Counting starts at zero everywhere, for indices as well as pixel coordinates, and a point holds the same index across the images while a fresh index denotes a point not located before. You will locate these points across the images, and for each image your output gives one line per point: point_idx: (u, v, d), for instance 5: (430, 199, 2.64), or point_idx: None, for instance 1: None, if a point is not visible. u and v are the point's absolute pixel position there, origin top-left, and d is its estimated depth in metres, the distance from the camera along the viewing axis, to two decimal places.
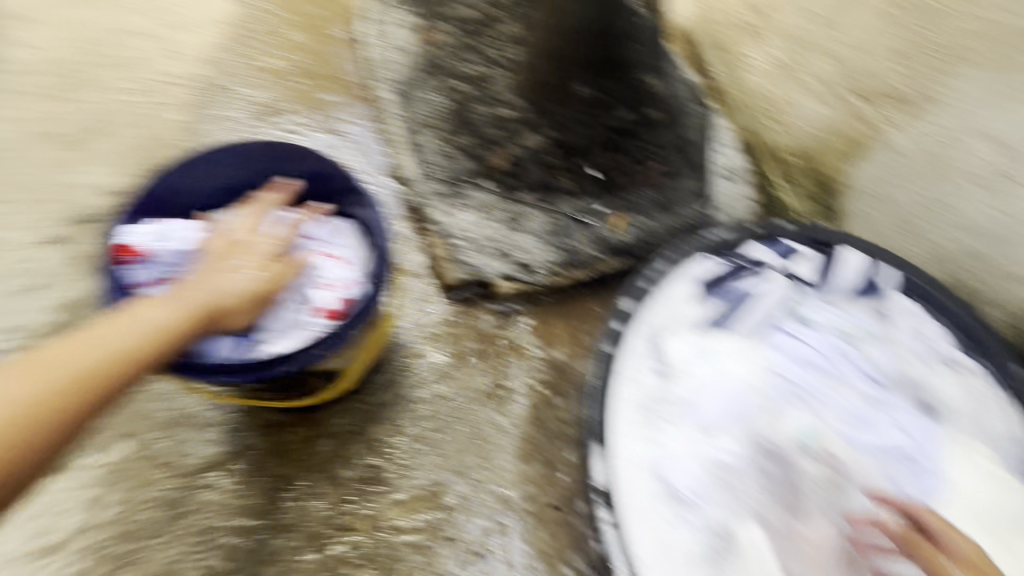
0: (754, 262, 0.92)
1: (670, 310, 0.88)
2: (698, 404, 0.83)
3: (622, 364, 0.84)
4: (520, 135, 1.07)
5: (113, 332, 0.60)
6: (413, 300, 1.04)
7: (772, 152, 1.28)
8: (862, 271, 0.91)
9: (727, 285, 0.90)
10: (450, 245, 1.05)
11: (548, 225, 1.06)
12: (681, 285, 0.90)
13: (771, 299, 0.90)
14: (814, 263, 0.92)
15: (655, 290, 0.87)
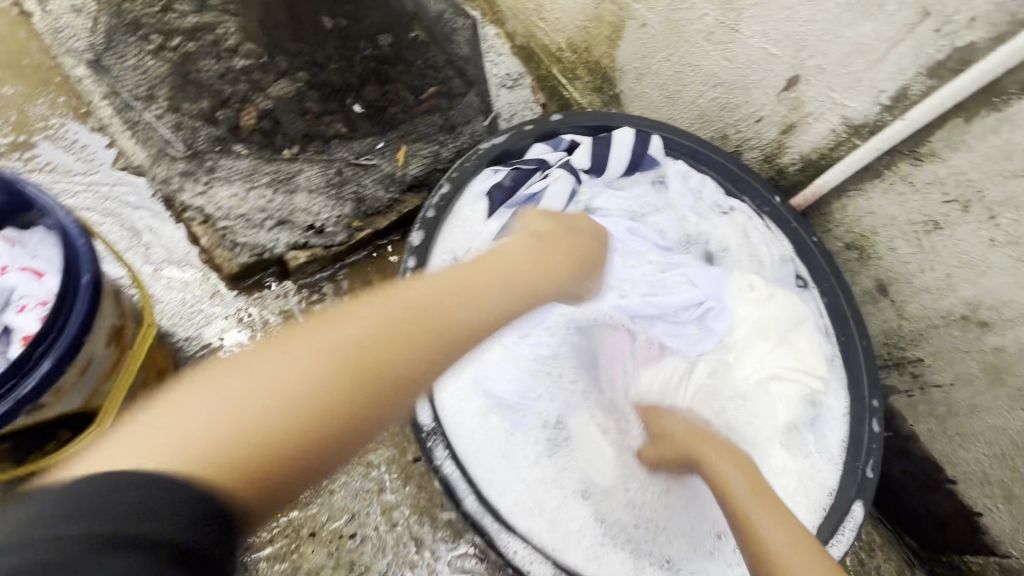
0: (537, 164, 0.96)
1: (466, 231, 0.91)
2: (511, 315, 0.88)
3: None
4: (266, 86, 0.97)
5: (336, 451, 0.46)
6: (201, 301, 0.91)
7: (549, 52, 1.35)
8: (633, 148, 0.97)
9: (514, 192, 0.93)
10: (216, 229, 0.89)
11: (324, 177, 0.94)
12: (472, 205, 0.93)
13: (558, 194, 0.93)
14: (589, 150, 0.97)
15: (444, 216, 0.89)
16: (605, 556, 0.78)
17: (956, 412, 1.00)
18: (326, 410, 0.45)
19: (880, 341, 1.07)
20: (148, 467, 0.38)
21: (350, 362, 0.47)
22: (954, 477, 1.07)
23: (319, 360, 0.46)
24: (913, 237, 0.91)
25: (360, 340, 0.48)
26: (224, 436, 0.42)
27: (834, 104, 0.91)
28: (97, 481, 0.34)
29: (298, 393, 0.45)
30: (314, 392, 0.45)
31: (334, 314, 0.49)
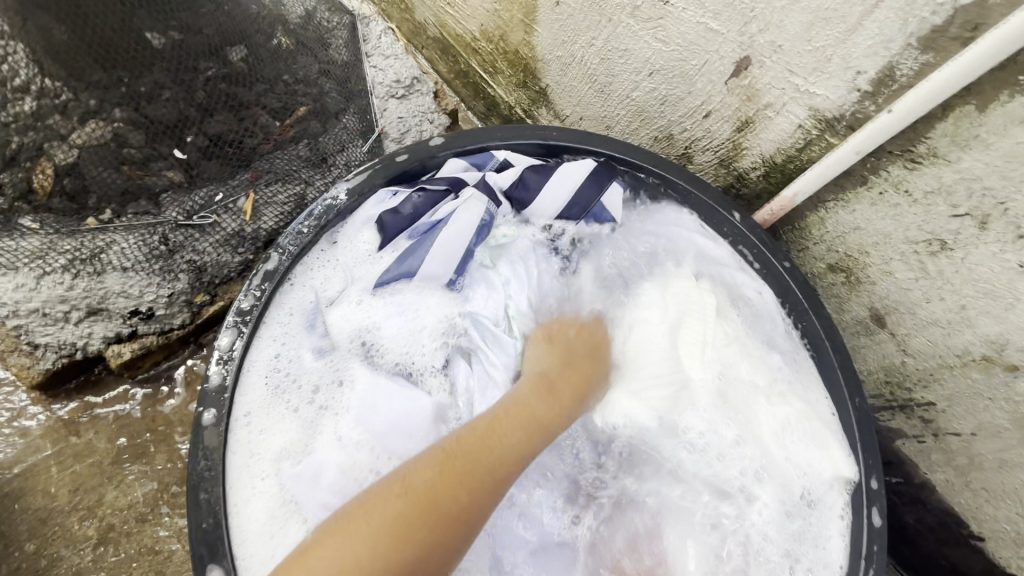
0: (449, 183, 0.70)
1: (320, 291, 0.68)
2: (365, 420, 0.63)
3: (253, 397, 0.62)
4: (65, 131, 0.74)
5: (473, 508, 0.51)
6: (5, 419, 0.72)
7: (463, 43, 1.11)
8: (580, 185, 0.72)
9: (410, 222, 0.68)
10: (6, 329, 0.69)
11: (140, 250, 0.71)
12: (325, 258, 0.68)
13: (465, 229, 0.69)
14: (519, 174, 0.72)
15: (277, 285, 0.65)
16: None
17: (980, 465, 0.80)
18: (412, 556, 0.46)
19: (880, 379, 0.84)
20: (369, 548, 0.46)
21: (399, 510, 0.47)
22: (980, 533, 0.88)
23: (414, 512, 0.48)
24: (911, 258, 0.69)
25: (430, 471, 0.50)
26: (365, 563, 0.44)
27: (797, 93, 0.68)
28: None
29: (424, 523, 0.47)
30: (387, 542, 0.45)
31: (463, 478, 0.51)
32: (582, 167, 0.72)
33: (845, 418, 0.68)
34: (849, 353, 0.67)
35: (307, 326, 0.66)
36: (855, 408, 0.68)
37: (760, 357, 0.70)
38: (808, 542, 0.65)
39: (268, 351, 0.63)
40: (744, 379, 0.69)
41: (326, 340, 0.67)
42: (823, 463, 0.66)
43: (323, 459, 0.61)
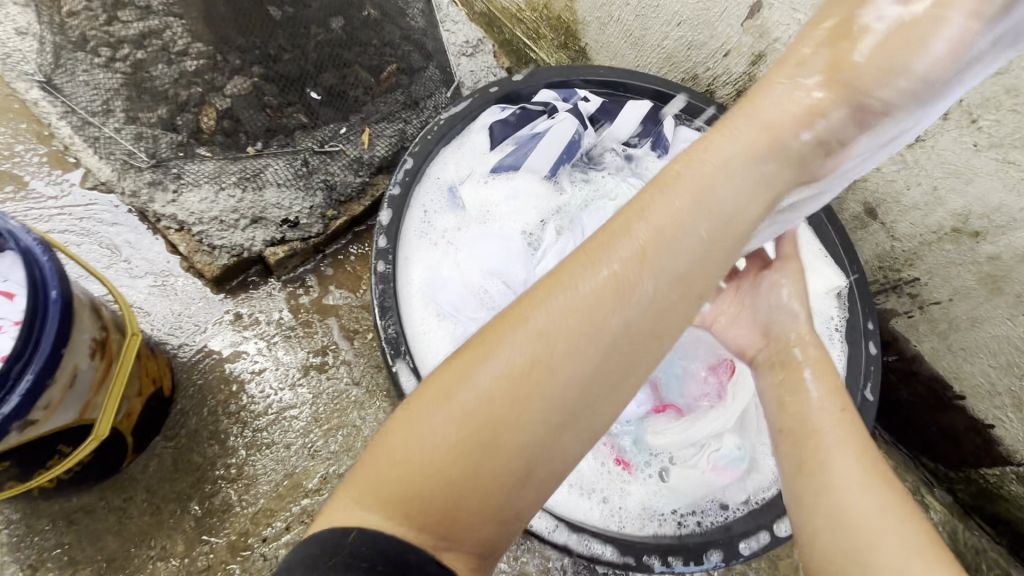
0: (543, 106, 0.91)
1: (446, 177, 0.87)
2: (473, 258, 0.84)
3: (407, 241, 0.83)
4: (220, 85, 0.92)
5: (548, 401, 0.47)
6: (188, 308, 0.92)
7: (507, 14, 1.29)
8: (643, 114, 0.93)
9: (519, 129, 0.89)
10: (192, 235, 0.90)
11: (289, 170, 0.94)
12: (447, 156, 0.88)
13: (560, 138, 0.89)
14: (597, 107, 0.93)
15: (417, 172, 0.83)
16: (576, 504, 0.75)
17: (958, 327, 0.98)
18: (489, 470, 0.46)
19: (875, 266, 1.04)
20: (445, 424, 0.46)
21: (464, 416, 0.46)
22: (962, 393, 1.05)
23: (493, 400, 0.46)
24: (894, 153, 0.88)
25: (492, 379, 0.46)
26: (441, 463, 0.45)
27: (800, 26, 0.87)
28: (364, 532, 0.44)
29: (493, 432, 0.46)
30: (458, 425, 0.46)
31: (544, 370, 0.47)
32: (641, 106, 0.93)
33: (839, 265, 0.89)
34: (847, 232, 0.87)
35: (444, 190, 0.87)
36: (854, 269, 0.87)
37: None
38: None
39: (414, 217, 0.83)
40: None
41: (456, 209, 0.87)
42: (818, 291, 0.90)
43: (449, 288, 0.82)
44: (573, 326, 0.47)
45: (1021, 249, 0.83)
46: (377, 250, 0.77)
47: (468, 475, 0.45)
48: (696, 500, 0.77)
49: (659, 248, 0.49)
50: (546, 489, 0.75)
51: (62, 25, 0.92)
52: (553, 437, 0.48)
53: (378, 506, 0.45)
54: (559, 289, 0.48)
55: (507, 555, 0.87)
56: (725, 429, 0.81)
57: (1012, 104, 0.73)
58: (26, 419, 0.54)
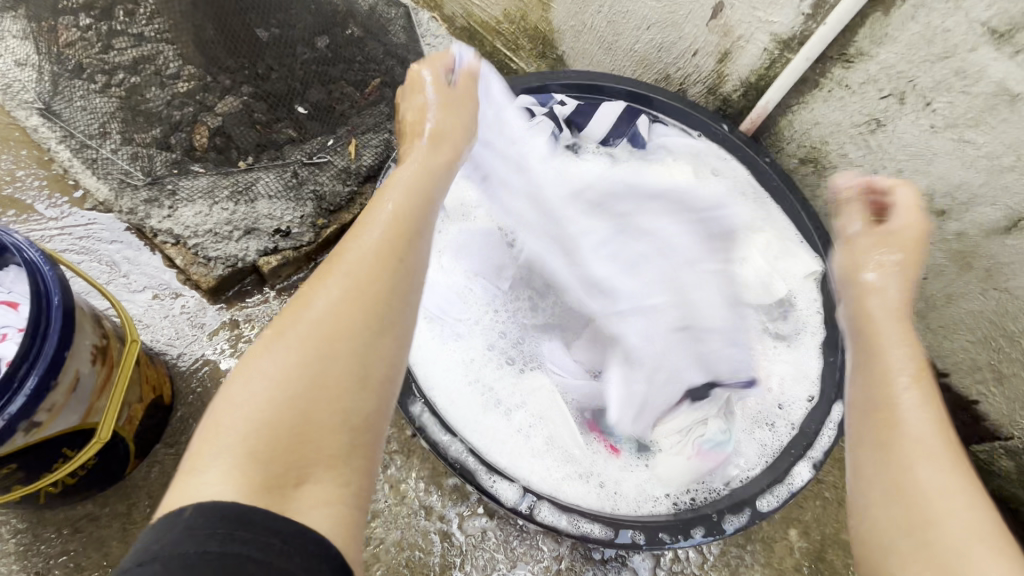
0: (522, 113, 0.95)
1: None
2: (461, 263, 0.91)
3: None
4: (211, 105, 0.97)
5: (344, 363, 0.47)
6: (185, 319, 0.95)
7: (486, 26, 1.33)
8: (618, 119, 0.99)
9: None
10: (188, 248, 0.94)
11: (279, 182, 0.98)
12: None
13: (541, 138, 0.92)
14: (575, 109, 0.98)
15: None
16: (569, 488, 0.78)
17: (935, 305, 1.01)
18: (323, 404, 0.45)
19: None
20: (247, 398, 0.44)
21: (270, 388, 0.45)
22: (945, 370, 1.06)
23: (290, 365, 0.45)
24: (859, 139, 0.92)
25: (295, 337, 0.46)
26: (258, 425, 0.43)
27: (761, 23, 0.90)
28: (202, 503, 0.40)
29: (313, 374, 0.45)
30: (268, 395, 0.44)
31: (337, 334, 0.47)
32: (618, 104, 0.97)
33: (812, 238, 0.91)
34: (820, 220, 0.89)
35: None
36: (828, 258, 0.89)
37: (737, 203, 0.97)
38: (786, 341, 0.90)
39: None
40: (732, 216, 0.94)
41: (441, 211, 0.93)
42: (798, 274, 0.91)
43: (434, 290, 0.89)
44: (365, 276, 0.50)
45: (985, 224, 0.87)
46: None
47: (299, 415, 0.44)
48: (684, 483, 0.79)
49: (409, 221, 0.56)
50: (534, 474, 0.77)
51: (59, 55, 0.98)
52: (377, 361, 0.48)
53: (215, 471, 0.42)
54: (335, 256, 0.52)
55: (503, 546, 0.89)
56: (711, 415, 0.84)
57: (962, 85, 0.77)
58: (30, 421, 0.57)
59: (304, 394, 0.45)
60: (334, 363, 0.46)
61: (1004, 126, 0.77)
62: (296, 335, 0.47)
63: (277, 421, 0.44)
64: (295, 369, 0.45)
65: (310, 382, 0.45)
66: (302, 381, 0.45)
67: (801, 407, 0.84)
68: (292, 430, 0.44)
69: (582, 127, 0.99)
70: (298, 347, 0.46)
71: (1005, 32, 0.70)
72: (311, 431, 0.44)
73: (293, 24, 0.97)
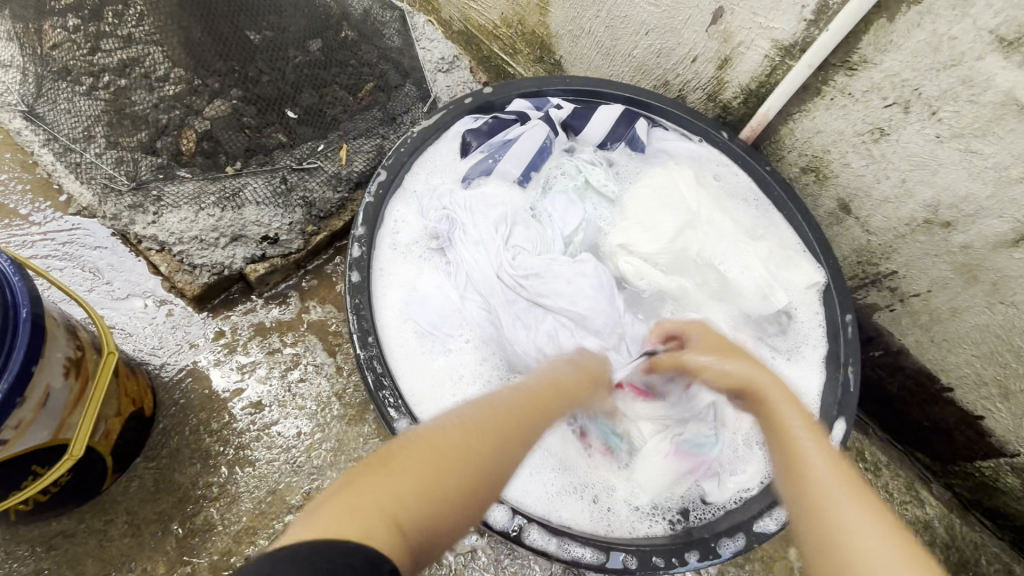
0: (516, 116, 0.94)
1: (421, 186, 0.90)
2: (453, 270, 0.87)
3: (382, 254, 0.85)
4: (199, 108, 0.95)
5: (496, 453, 0.52)
6: (170, 328, 0.92)
7: (484, 30, 1.31)
8: (616, 122, 0.96)
9: (491, 137, 0.91)
10: (173, 255, 0.91)
11: (268, 188, 0.96)
12: (423, 172, 0.91)
13: (534, 142, 0.91)
14: (571, 112, 0.96)
15: (392, 188, 0.86)
16: (565, 508, 0.75)
17: (939, 319, 0.98)
18: (465, 474, 0.49)
19: (854, 261, 1.05)
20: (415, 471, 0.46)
21: (434, 465, 0.47)
22: (949, 385, 1.04)
23: (455, 451, 0.49)
24: (861, 148, 0.90)
25: (459, 434, 0.51)
26: (414, 496, 0.45)
27: (761, 29, 0.88)
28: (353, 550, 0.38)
29: (467, 456, 0.49)
30: (433, 474, 0.47)
31: (496, 434, 0.52)
32: (616, 107, 0.95)
33: (811, 247, 0.90)
34: (822, 230, 0.87)
35: (416, 201, 0.89)
36: (827, 266, 0.88)
37: (736, 210, 0.96)
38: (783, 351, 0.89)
39: (389, 229, 0.86)
40: (732, 224, 0.92)
41: (429, 217, 0.89)
42: (798, 285, 0.89)
43: (426, 300, 0.85)
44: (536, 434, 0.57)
45: (991, 237, 0.84)
46: (354, 260, 0.79)
47: (448, 481, 0.48)
48: (661, 489, 0.76)
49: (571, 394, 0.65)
50: (527, 494, 0.74)
51: (46, 57, 0.96)
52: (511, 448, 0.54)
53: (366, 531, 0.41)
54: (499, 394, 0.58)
55: (493, 565, 0.86)
56: (692, 416, 0.77)
57: (969, 95, 0.75)
58: None
59: (462, 476, 0.48)
60: (484, 451, 0.51)
61: (1011, 137, 0.75)
62: (464, 436, 0.51)
63: (434, 491, 0.46)
64: (461, 456, 0.49)
65: (470, 467, 0.49)
66: (462, 465, 0.49)
67: None
68: (442, 499, 0.47)
69: (580, 131, 0.96)
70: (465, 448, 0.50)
71: (1014, 41, 0.68)
72: (456, 502, 0.48)
73: (287, 26, 0.95)
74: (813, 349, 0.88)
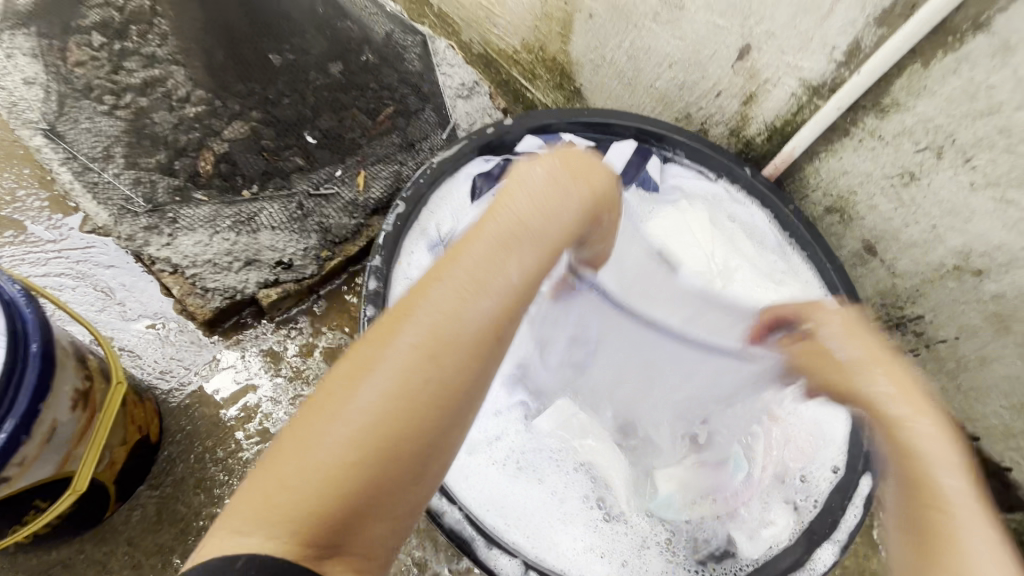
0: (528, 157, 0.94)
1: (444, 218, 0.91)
2: None
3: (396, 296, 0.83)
4: (219, 129, 0.94)
5: (407, 453, 0.41)
6: (179, 351, 0.91)
7: (504, 55, 1.31)
8: (631, 158, 0.96)
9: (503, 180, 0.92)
10: (185, 277, 0.90)
11: (285, 212, 0.95)
12: (439, 208, 0.90)
13: None
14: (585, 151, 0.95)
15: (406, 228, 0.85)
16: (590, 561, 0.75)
17: (967, 366, 0.95)
18: (398, 462, 0.41)
19: (877, 303, 1.02)
20: (314, 469, 0.40)
21: (340, 476, 0.40)
22: (975, 434, 1.00)
23: (358, 462, 0.40)
24: (890, 191, 0.88)
25: (358, 432, 0.41)
26: (317, 505, 0.39)
27: (789, 68, 0.87)
28: (254, 559, 0.37)
29: (382, 463, 0.41)
30: (331, 480, 0.40)
31: (398, 432, 0.41)
32: (629, 144, 0.95)
33: (834, 290, 0.88)
34: (842, 270, 0.86)
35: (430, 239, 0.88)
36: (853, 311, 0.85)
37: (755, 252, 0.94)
38: (806, 396, 0.85)
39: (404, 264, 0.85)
40: (745, 267, 0.90)
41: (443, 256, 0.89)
42: None
43: None
44: (446, 372, 0.43)
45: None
46: (371, 293, 0.78)
47: (382, 472, 0.41)
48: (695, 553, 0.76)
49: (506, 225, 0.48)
50: (550, 550, 0.74)
51: (68, 74, 0.96)
52: (444, 448, 0.44)
53: (256, 533, 0.39)
54: (451, 263, 0.46)
55: None
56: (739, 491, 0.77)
57: (1006, 144, 0.73)
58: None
59: (363, 485, 0.40)
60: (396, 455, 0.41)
61: None
62: (354, 426, 0.41)
63: (342, 501, 0.40)
64: (370, 463, 0.40)
65: (382, 475, 0.41)
66: (362, 472, 0.40)
67: (826, 477, 0.78)
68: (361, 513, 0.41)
69: None
70: (344, 454, 0.40)
71: None
72: (375, 504, 0.41)
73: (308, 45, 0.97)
74: None
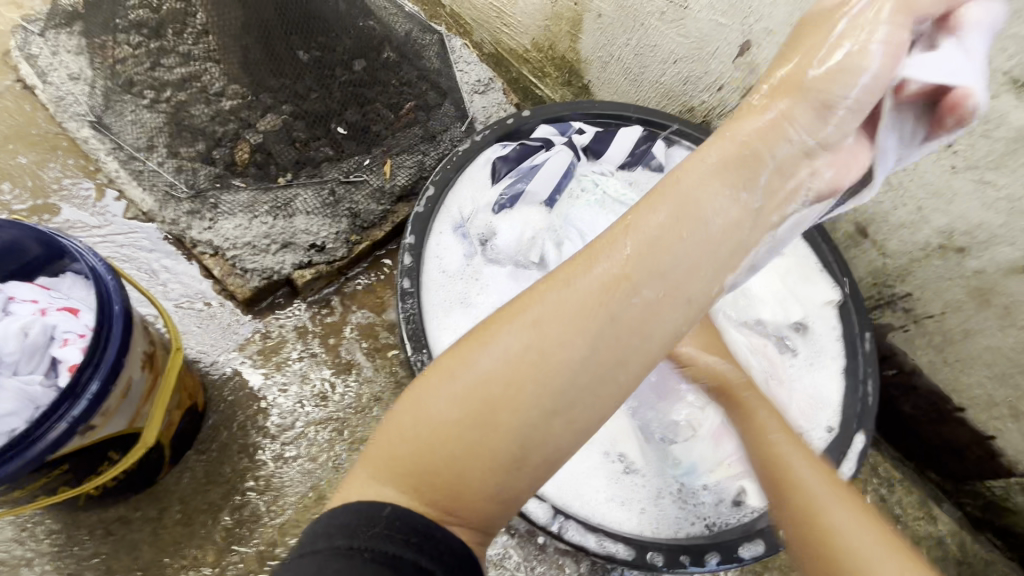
0: (542, 142, 1.01)
1: (467, 200, 0.97)
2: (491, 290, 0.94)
3: (429, 273, 0.91)
4: (253, 122, 1.01)
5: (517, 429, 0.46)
6: (219, 328, 0.97)
7: (515, 54, 1.38)
8: (635, 145, 1.02)
9: (519, 164, 0.99)
10: (226, 259, 0.97)
11: (318, 199, 1.02)
12: (463, 192, 0.97)
13: (558, 164, 0.99)
14: (593, 137, 1.02)
15: (435, 208, 0.92)
16: (613, 509, 0.81)
17: (953, 340, 1.01)
18: (500, 436, 0.46)
19: (870, 282, 1.09)
20: (430, 423, 0.47)
21: (447, 443, 0.46)
22: (961, 405, 1.06)
23: (466, 435, 0.46)
24: None
25: (452, 411, 0.47)
26: (425, 454, 0.46)
27: None
28: (397, 509, 0.45)
29: (481, 442, 0.46)
30: (446, 434, 0.46)
31: (505, 403, 0.46)
32: (633, 130, 1.01)
33: (830, 268, 0.93)
34: (836, 247, 0.91)
35: (455, 220, 0.95)
36: (849, 285, 0.91)
37: None
38: (805, 362, 0.92)
39: (436, 241, 0.93)
40: None
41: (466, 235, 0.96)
42: (816, 301, 0.93)
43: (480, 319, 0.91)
44: (554, 354, 0.47)
45: (1003, 263, 0.89)
46: (406, 267, 0.87)
47: (480, 438, 0.46)
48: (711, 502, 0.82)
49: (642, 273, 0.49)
50: (575, 499, 0.80)
51: (112, 71, 1.03)
52: (544, 441, 0.47)
53: (389, 486, 0.47)
54: (585, 265, 0.50)
55: (524, 565, 0.89)
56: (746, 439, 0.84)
57: (983, 130, 0.80)
58: (88, 424, 0.60)
59: (468, 459, 0.46)
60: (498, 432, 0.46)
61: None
62: (460, 388, 0.47)
63: (450, 477, 0.46)
64: (480, 433, 0.46)
65: (487, 454, 0.46)
66: (464, 440, 0.46)
67: (822, 436, 0.86)
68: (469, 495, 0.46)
69: (601, 154, 1.03)
70: (452, 411, 0.47)
71: None
72: (479, 480, 0.46)
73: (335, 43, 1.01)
74: (831, 360, 0.91)
